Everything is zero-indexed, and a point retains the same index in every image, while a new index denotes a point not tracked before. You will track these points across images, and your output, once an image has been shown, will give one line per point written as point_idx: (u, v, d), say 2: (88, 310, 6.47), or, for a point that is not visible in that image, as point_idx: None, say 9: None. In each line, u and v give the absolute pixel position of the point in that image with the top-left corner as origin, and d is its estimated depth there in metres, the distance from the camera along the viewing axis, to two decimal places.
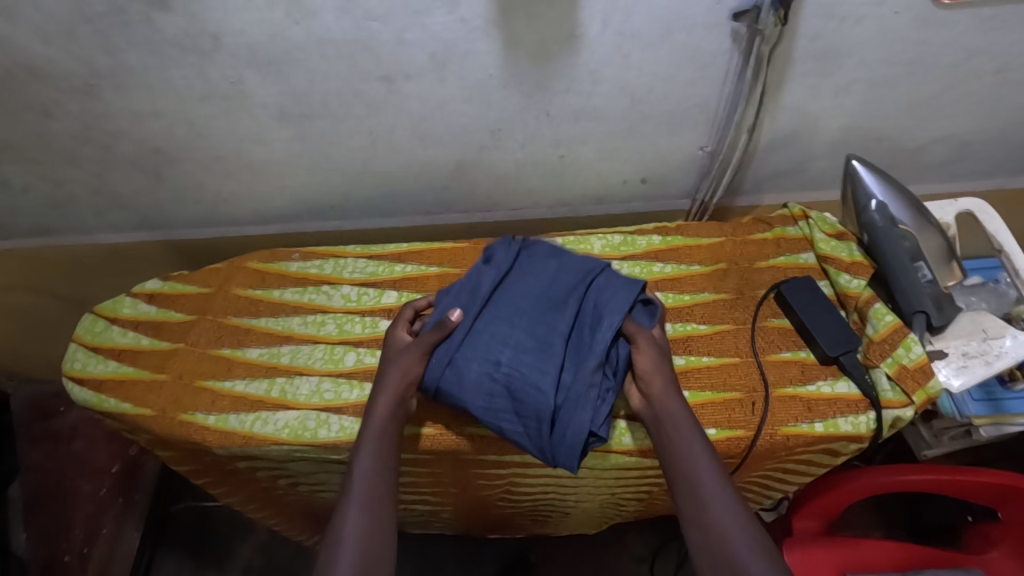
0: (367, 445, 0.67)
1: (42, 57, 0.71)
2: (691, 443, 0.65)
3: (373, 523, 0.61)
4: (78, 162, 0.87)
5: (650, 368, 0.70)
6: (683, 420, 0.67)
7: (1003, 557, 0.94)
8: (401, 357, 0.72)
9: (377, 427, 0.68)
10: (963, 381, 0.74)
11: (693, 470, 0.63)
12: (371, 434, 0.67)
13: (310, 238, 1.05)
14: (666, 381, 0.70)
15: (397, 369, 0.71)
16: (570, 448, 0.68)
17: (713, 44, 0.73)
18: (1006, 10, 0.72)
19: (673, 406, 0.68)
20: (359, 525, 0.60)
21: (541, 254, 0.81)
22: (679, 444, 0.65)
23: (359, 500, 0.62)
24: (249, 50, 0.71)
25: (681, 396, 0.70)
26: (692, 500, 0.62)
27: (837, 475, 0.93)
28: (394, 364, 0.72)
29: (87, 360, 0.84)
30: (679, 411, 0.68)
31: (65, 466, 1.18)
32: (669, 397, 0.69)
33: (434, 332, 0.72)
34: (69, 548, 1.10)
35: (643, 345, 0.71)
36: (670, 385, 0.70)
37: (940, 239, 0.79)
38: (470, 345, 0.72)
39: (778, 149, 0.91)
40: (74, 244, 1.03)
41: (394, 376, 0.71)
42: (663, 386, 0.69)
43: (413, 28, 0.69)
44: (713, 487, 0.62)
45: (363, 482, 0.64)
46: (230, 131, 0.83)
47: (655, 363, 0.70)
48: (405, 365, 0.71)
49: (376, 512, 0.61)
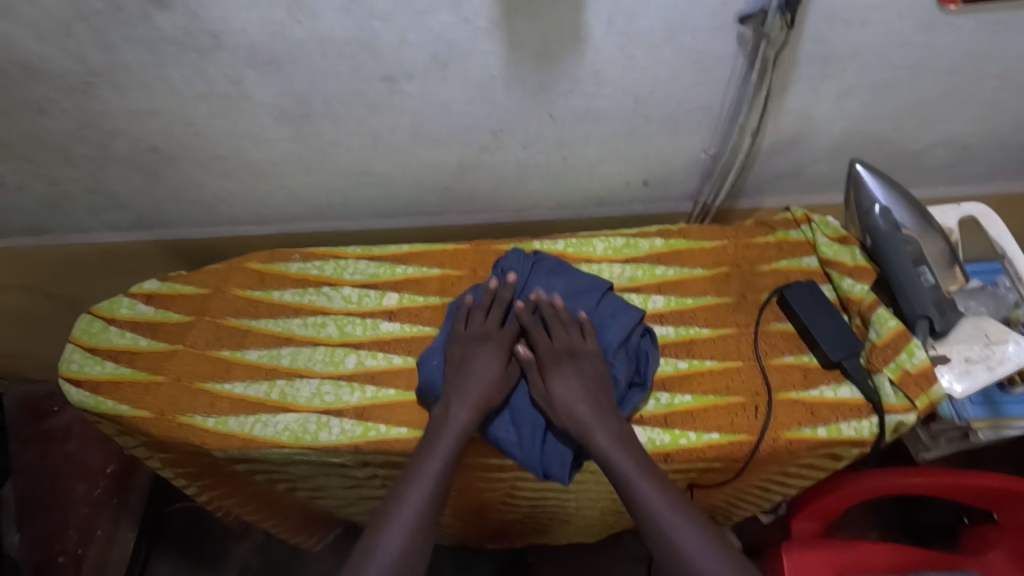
0: (439, 457, 0.68)
1: (38, 55, 0.70)
2: (630, 471, 0.67)
3: (414, 541, 0.65)
4: (74, 160, 0.86)
5: (563, 405, 0.72)
6: (613, 447, 0.68)
7: (1001, 558, 0.94)
8: (486, 373, 0.74)
9: (456, 434, 0.70)
10: (965, 387, 0.75)
11: (638, 499, 0.66)
12: (445, 442, 0.69)
13: (309, 238, 1.04)
14: (589, 407, 0.71)
15: (477, 386, 0.73)
16: (559, 457, 0.71)
17: (717, 48, 0.73)
18: (1009, 15, 0.71)
19: (604, 439, 0.69)
20: (400, 537, 0.65)
21: (547, 269, 0.82)
22: (619, 478, 0.67)
23: (409, 513, 0.66)
24: (249, 49, 0.70)
25: (610, 416, 0.71)
26: (648, 526, 0.65)
27: (835, 479, 0.93)
28: (481, 378, 0.74)
29: (83, 361, 0.83)
30: (610, 440, 0.69)
31: (59, 466, 1.16)
32: (597, 428, 0.69)
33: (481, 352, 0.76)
34: (63, 550, 1.08)
35: (538, 393, 0.74)
36: (593, 409, 0.71)
37: (941, 244, 0.80)
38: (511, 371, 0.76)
39: (780, 152, 0.90)
40: (70, 242, 1.02)
41: (477, 393, 0.72)
42: (587, 417, 0.70)
43: (416, 28, 0.68)
44: (663, 509, 0.65)
45: (420, 493, 0.67)
46: (229, 130, 0.82)
47: (567, 396, 0.72)
48: (488, 378, 0.74)
49: (420, 529, 0.66)
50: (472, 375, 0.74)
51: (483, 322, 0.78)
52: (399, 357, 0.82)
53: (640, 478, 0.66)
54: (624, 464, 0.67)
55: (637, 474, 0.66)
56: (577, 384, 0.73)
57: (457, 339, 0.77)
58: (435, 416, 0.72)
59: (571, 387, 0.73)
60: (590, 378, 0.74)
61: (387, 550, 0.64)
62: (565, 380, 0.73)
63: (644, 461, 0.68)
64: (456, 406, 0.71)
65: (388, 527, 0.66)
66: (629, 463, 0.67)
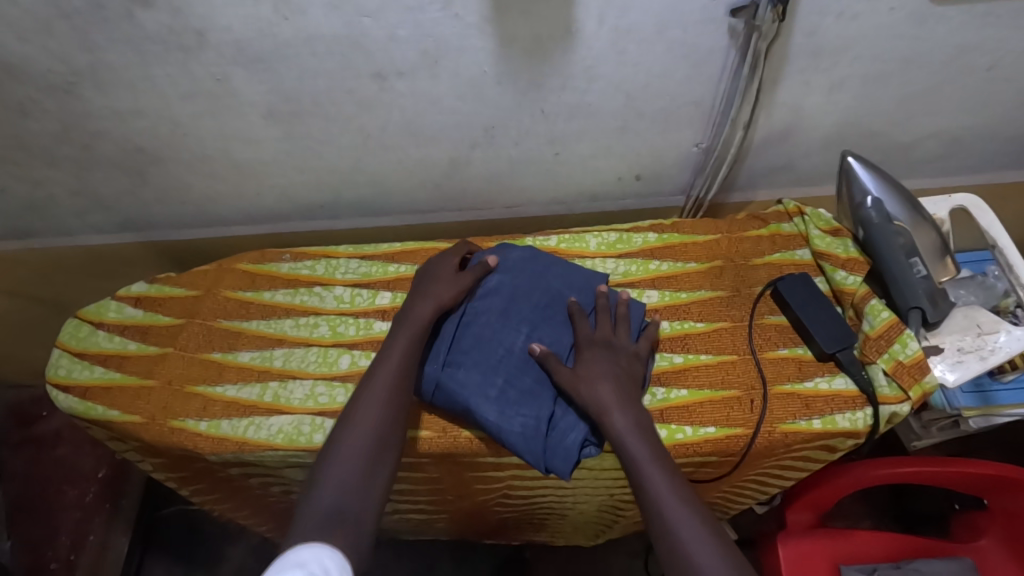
0: (399, 343, 0.71)
1: (18, 55, 0.69)
2: (641, 458, 0.64)
3: (388, 413, 0.66)
4: (57, 162, 0.84)
5: (592, 389, 0.69)
6: (630, 431, 0.66)
7: (990, 545, 0.95)
8: (443, 274, 0.77)
9: (416, 321, 0.72)
10: (958, 376, 0.76)
11: (646, 486, 0.63)
12: (406, 334, 0.71)
13: (299, 239, 1.03)
14: (615, 392, 0.69)
15: (438, 287, 0.75)
16: (564, 453, 0.69)
17: (708, 42, 0.73)
18: (998, 6, 0.72)
19: (621, 422, 0.66)
20: (373, 413, 0.66)
21: (540, 265, 0.81)
22: (629, 463, 0.64)
23: (380, 395, 0.67)
24: (235, 47, 0.69)
25: (631, 401, 0.69)
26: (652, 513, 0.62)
27: (827, 471, 0.94)
28: (438, 280, 0.76)
29: (72, 367, 0.81)
30: (625, 424, 0.66)
31: (50, 473, 1.15)
32: (617, 412, 0.67)
33: (445, 266, 0.78)
34: (55, 556, 1.07)
35: (565, 377, 0.70)
36: (620, 396, 0.68)
37: (933, 235, 0.81)
38: (501, 359, 0.73)
39: (772, 145, 0.91)
40: (55, 246, 1.00)
41: (434, 291, 0.75)
42: (608, 402, 0.68)
43: (405, 25, 0.67)
44: (670, 499, 0.62)
45: (387, 377, 0.68)
46: (217, 130, 0.81)
47: (597, 379, 0.69)
48: (450, 278, 0.76)
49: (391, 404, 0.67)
50: (434, 278, 0.77)
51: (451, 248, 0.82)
52: None
53: (650, 466, 0.64)
54: (637, 450, 0.65)
55: (647, 461, 0.64)
56: (610, 372, 0.70)
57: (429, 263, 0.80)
58: (400, 313, 0.74)
59: (603, 373, 0.70)
60: (624, 370, 0.72)
61: (362, 429, 0.65)
62: (598, 364, 0.70)
63: (658, 453, 0.65)
64: (414, 304, 0.74)
65: (360, 411, 0.66)
66: (641, 448, 0.65)
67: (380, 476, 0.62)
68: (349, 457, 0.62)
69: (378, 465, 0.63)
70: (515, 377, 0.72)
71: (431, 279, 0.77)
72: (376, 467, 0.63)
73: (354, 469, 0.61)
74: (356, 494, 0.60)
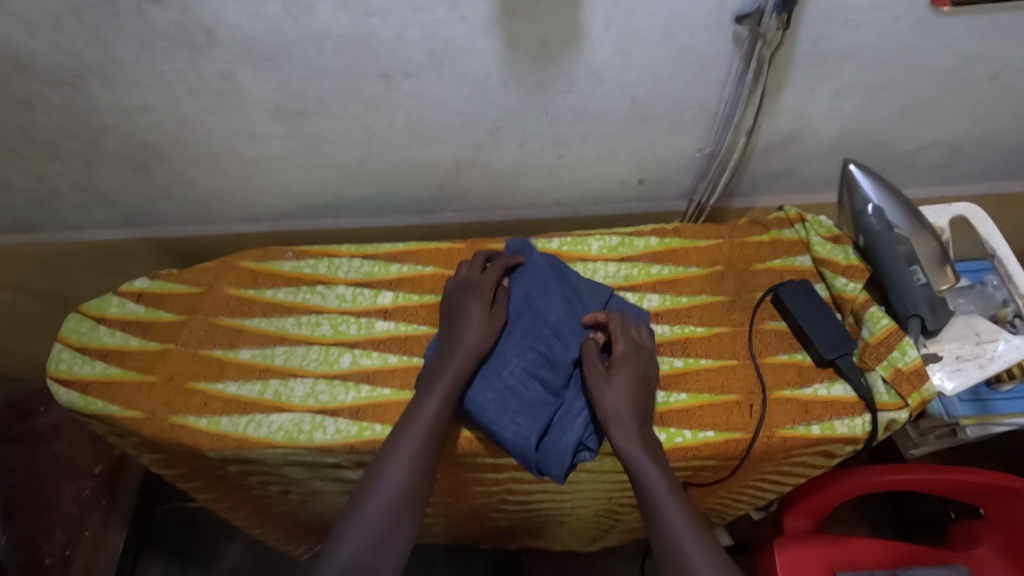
0: (438, 394, 0.70)
1: (27, 49, 0.69)
2: (657, 487, 0.66)
3: (415, 470, 0.66)
4: (62, 157, 0.85)
5: (609, 395, 0.70)
6: (640, 453, 0.67)
7: (987, 554, 0.95)
8: (473, 321, 0.74)
9: (455, 374, 0.71)
10: (956, 384, 0.76)
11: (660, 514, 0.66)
12: (443, 383, 0.71)
13: (301, 237, 1.03)
14: (628, 401, 0.69)
15: (469, 334, 0.73)
16: (558, 456, 0.69)
17: (713, 48, 0.73)
18: (1003, 17, 0.72)
19: (628, 444, 0.67)
20: (403, 470, 0.66)
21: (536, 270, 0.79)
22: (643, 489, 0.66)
23: (409, 452, 0.67)
24: (243, 45, 0.70)
25: (641, 420, 0.70)
26: (666, 547, 0.65)
27: (825, 476, 0.94)
28: (470, 326, 0.74)
29: (73, 361, 0.81)
30: (643, 456, 0.67)
31: (44, 464, 1.14)
32: (628, 430, 0.68)
33: (473, 301, 0.76)
34: (51, 551, 1.06)
35: (593, 376, 0.72)
36: (635, 408, 0.69)
37: (933, 243, 0.81)
38: (507, 358, 0.73)
39: (775, 152, 0.91)
40: (58, 240, 1.00)
41: (467, 341, 0.73)
42: (627, 442, 0.67)
43: (413, 26, 0.68)
44: (687, 537, 0.64)
45: (420, 429, 0.68)
46: (222, 127, 0.81)
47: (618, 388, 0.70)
48: (478, 326, 0.74)
49: (423, 464, 0.67)
50: (465, 322, 0.75)
51: (478, 275, 0.79)
52: (394, 356, 0.81)
53: (670, 504, 0.66)
54: (652, 481, 0.66)
55: (665, 497, 0.66)
56: (633, 379, 0.71)
57: (451, 291, 0.80)
58: (432, 369, 0.74)
59: (620, 380, 0.71)
60: (640, 378, 0.72)
61: (390, 483, 0.66)
62: (622, 366, 0.72)
63: (674, 486, 0.67)
64: (450, 355, 0.73)
65: (391, 463, 0.67)
66: (655, 475, 0.66)
67: (400, 540, 0.65)
68: (374, 514, 0.65)
69: (400, 526, 0.66)
70: (532, 378, 0.72)
71: (462, 324, 0.75)
72: (399, 529, 0.65)
73: (378, 531, 0.64)
74: (379, 555, 0.64)
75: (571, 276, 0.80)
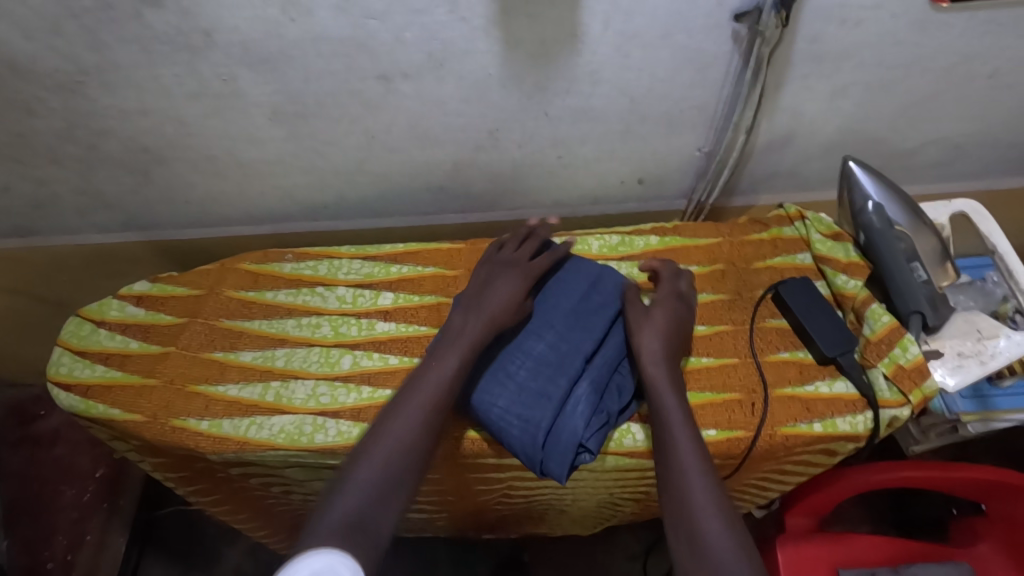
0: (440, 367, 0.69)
1: (25, 53, 0.69)
2: (673, 413, 0.68)
3: (417, 434, 0.65)
4: (59, 160, 0.84)
5: (643, 334, 0.73)
6: (661, 379, 0.70)
7: (989, 551, 0.95)
8: (491, 298, 0.75)
9: (465, 344, 0.71)
10: (957, 381, 0.76)
11: (669, 440, 0.66)
12: (448, 358, 0.70)
13: (300, 239, 1.03)
14: (662, 342, 0.72)
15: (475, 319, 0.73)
16: (563, 454, 0.68)
17: (713, 46, 0.73)
18: (1002, 14, 0.72)
19: (652, 370, 0.71)
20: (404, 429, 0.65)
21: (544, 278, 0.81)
22: (659, 412, 0.68)
23: (410, 415, 0.66)
24: (243, 48, 0.70)
25: (671, 353, 0.72)
26: (670, 464, 0.65)
27: (829, 473, 0.93)
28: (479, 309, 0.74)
29: (73, 365, 0.81)
30: (665, 383, 0.70)
31: (46, 471, 1.13)
32: (649, 357, 0.71)
33: (481, 287, 0.77)
34: (52, 556, 1.06)
35: (637, 308, 0.75)
36: (665, 344, 0.72)
37: (933, 239, 0.81)
38: (514, 356, 0.74)
39: (775, 150, 0.91)
40: (56, 244, 1.00)
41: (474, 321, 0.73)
42: (656, 368, 0.70)
43: (412, 27, 0.68)
44: (692, 462, 0.65)
45: (422, 400, 0.67)
46: (222, 130, 0.81)
47: (646, 327, 0.73)
48: (494, 306, 0.74)
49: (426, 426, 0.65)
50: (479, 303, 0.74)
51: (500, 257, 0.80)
52: (395, 356, 0.81)
53: (681, 429, 0.67)
54: (670, 406, 0.68)
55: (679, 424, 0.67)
56: (663, 320, 0.74)
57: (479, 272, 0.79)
58: (438, 344, 0.73)
59: (656, 319, 0.74)
60: (678, 321, 0.75)
61: (392, 445, 0.64)
62: (663, 271, 0.80)
63: (688, 418, 0.68)
64: (454, 336, 0.72)
65: (388, 428, 0.65)
66: (671, 399, 0.69)
67: (399, 500, 0.61)
68: (372, 471, 0.61)
69: (403, 485, 0.62)
70: (539, 375, 0.72)
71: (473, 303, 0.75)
72: (399, 488, 0.61)
73: (380, 485, 0.61)
74: (375, 510, 0.59)
75: (580, 274, 0.81)
